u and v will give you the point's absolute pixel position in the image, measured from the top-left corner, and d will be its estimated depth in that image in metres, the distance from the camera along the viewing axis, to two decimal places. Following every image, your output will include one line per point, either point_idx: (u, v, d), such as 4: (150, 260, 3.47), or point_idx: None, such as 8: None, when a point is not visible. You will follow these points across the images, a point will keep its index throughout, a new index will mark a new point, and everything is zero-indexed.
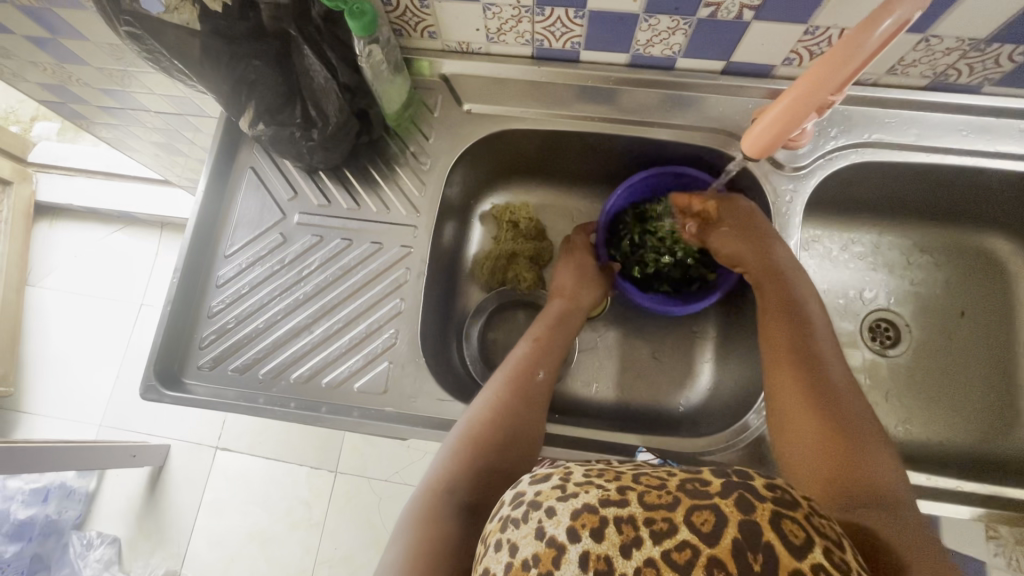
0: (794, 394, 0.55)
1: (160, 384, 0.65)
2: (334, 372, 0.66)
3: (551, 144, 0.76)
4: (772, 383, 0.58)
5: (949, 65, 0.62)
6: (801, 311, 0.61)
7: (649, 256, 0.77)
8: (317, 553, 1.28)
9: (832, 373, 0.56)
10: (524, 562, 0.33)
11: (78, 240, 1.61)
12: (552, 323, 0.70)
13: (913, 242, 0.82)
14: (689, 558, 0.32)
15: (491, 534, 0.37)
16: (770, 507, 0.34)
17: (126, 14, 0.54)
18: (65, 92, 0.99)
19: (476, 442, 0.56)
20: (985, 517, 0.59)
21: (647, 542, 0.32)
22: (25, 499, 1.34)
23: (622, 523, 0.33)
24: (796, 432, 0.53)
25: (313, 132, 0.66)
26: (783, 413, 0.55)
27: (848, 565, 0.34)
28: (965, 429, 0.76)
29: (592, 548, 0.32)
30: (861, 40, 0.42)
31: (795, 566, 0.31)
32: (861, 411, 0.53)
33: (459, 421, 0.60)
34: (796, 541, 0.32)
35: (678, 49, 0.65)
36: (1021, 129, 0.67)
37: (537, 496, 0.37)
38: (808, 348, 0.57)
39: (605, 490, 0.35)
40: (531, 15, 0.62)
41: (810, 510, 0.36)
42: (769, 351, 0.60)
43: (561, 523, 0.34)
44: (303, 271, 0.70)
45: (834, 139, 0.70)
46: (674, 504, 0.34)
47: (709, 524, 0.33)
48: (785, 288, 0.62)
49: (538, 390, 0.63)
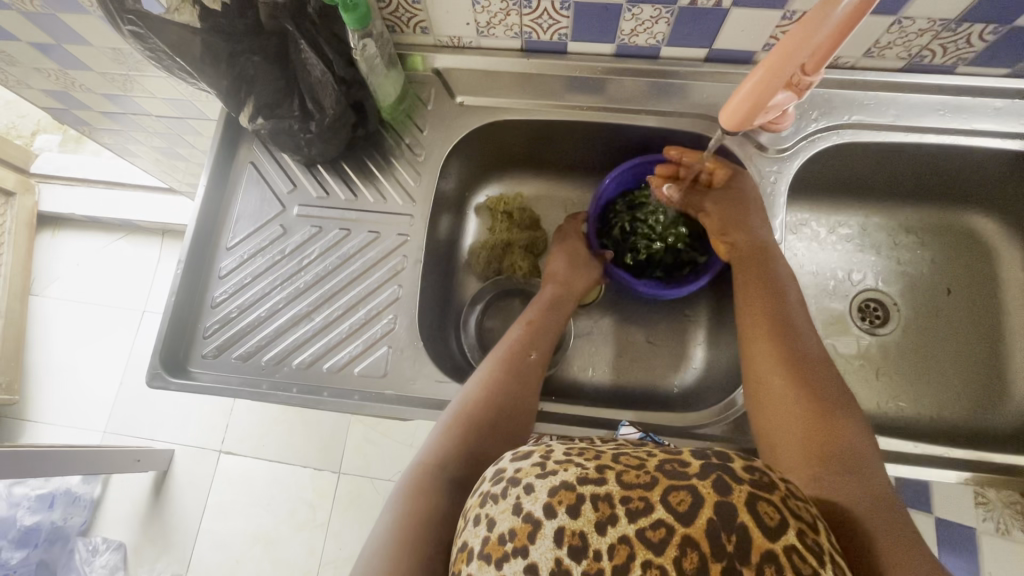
0: (773, 366, 0.56)
1: (166, 372, 0.66)
2: (335, 357, 0.68)
3: (543, 134, 0.79)
4: (748, 354, 0.59)
5: (923, 46, 0.65)
6: (778, 289, 0.63)
7: (642, 242, 0.78)
8: (323, 553, 1.29)
9: (807, 347, 0.58)
10: (501, 536, 0.35)
11: (81, 249, 1.63)
12: (544, 306, 0.72)
13: (899, 223, 0.84)
14: (664, 535, 0.33)
15: (472, 509, 0.40)
16: (747, 489, 0.36)
17: (130, 12, 0.56)
18: (69, 98, 1.02)
19: (471, 419, 0.58)
20: (973, 481, 0.61)
21: (622, 519, 0.34)
22: (31, 506, 1.35)
23: (599, 500, 0.35)
24: (773, 401, 0.55)
25: (310, 123, 0.68)
26: (761, 383, 0.57)
27: (821, 545, 0.35)
28: (955, 404, 0.77)
29: (568, 524, 0.34)
30: (825, 15, 0.44)
31: (768, 547, 0.33)
32: (835, 383, 0.55)
33: (454, 400, 0.62)
34: (771, 523, 0.34)
35: (662, 38, 0.68)
36: (997, 107, 0.70)
37: (516, 473, 0.39)
38: (784, 320, 0.60)
39: (584, 469, 0.37)
40: (518, 7, 0.64)
41: (787, 492, 0.38)
42: (748, 327, 0.61)
43: (539, 499, 0.36)
44: (303, 261, 0.72)
45: (816, 121, 0.72)
46: (651, 484, 0.36)
47: (685, 503, 0.34)
48: (761, 268, 0.65)
49: (533, 369, 0.65)
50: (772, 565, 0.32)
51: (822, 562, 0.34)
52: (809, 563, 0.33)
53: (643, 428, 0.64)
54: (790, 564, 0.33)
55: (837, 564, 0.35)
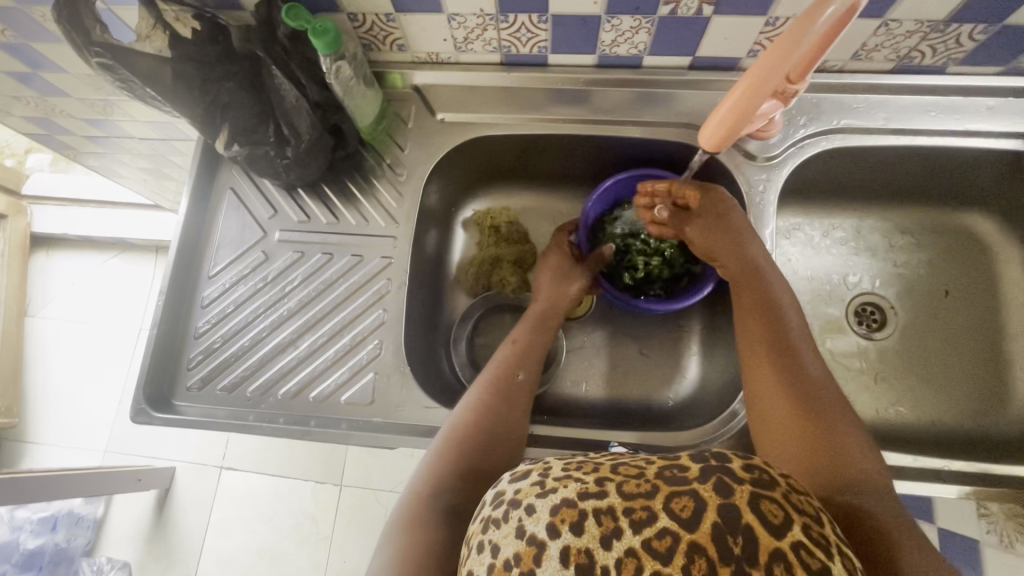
0: (775, 393, 0.54)
1: (150, 407, 0.65)
2: (320, 386, 0.67)
3: (528, 147, 0.77)
4: (750, 375, 0.57)
5: (912, 48, 0.63)
6: (780, 313, 0.60)
7: (639, 259, 0.77)
8: (326, 568, 1.29)
9: (811, 372, 0.55)
10: (506, 562, 0.33)
11: (75, 269, 1.62)
12: (530, 325, 0.70)
13: (893, 223, 0.82)
14: (670, 545, 0.32)
15: (474, 536, 0.37)
16: (748, 488, 0.34)
17: (97, 45, 0.56)
18: (51, 124, 1.01)
19: (458, 447, 0.56)
20: (974, 494, 0.60)
21: (627, 531, 0.32)
22: (33, 528, 1.36)
23: (601, 515, 0.33)
24: (771, 420, 0.53)
25: (286, 149, 0.67)
26: (763, 410, 0.54)
27: (827, 538, 0.34)
28: (956, 407, 0.76)
29: (572, 542, 0.33)
30: (804, 31, 0.43)
31: (774, 546, 0.31)
32: (841, 411, 0.52)
33: (442, 426, 0.61)
34: (776, 522, 0.32)
35: (644, 48, 0.66)
36: (990, 106, 0.68)
37: (516, 494, 0.37)
38: (786, 341, 0.57)
39: (584, 483, 0.35)
40: (495, 22, 0.63)
41: (789, 487, 0.36)
42: (750, 353, 0.58)
43: (541, 519, 0.34)
44: (286, 287, 0.71)
45: (804, 127, 0.70)
46: (653, 492, 0.34)
47: (688, 509, 0.33)
48: (759, 279, 0.63)
49: (521, 389, 0.64)
50: (781, 564, 0.31)
51: (830, 556, 0.32)
52: (817, 558, 0.32)
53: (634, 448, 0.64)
54: (798, 562, 0.31)
55: (845, 555, 0.34)
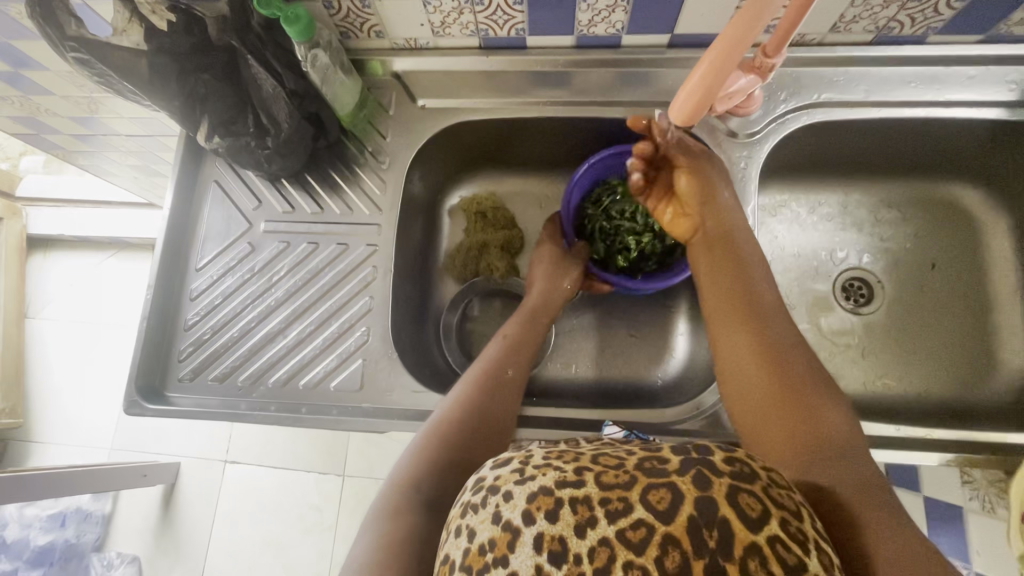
0: (744, 357, 0.53)
1: (143, 399, 0.66)
2: (310, 373, 0.67)
3: (511, 132, 0.77)
4: (723, 348, 0.56)
5: (890, 18, 0.62)
6: (750, 274, 0.59)
7: (630, 240, 0.76)
8: (332, 556, 1.31)
9: (778, 332, 0.54)
10: (481, 547, 0.34)
11: (72, 270, 1.63)
12: (519, 320, 0.71)
13: (879, 198, 0.83)
14: (644, 536, 0.32)
15: (454, 520, 0.38)
16: (728, 482, 0.34)
17: (70, 39, 0.56)
18: (38, 124, 1.01)
19: (446, 434, 0.57)
20: (957, 461, 0.61)
21: (602, 521, 0.32)
22: (42, 526, 1.41)
23: (578, 504, 0.33)
24: (743, 385, 0.52)
25: (266, 139, 0.67)
26: (737, 375, 0.53)
27: (806, 534, 0.34)
28: (943, 379, 0.76)
29: (546, 529, 0.33)
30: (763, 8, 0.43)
31: (751, 540, 0.31)
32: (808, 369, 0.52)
33: (431, 414, 0.62)
34: (752, 515, 0.32)
35: (621, 27, 0.66)
36: (971, 75, 0.67)
37: (496, 481, 0.37)
38: (754, 303, 0.56)
39: (562, 472, 0.35)
40: (471, 5, 0.63)
41: (769, 481, 0.36)
42: (715, 317, 0.57)
43: (517, 507, 0.34)
44: (272, 278, 0.72)
45: (785, 102, 0.70)
46: (630, 483, 0.34)
47: (665, 501, 0.33)
48: (730, 253, 0.60)
49: (510, 380, 0.65)
50: (757, 559, 0.31)
51: (808, 551, 0.33)
52: (793, 553, 0.32)
53: (627, 427, 0.64)
54: (773, 556, 0.31)
55: (823, 551, 0.34)
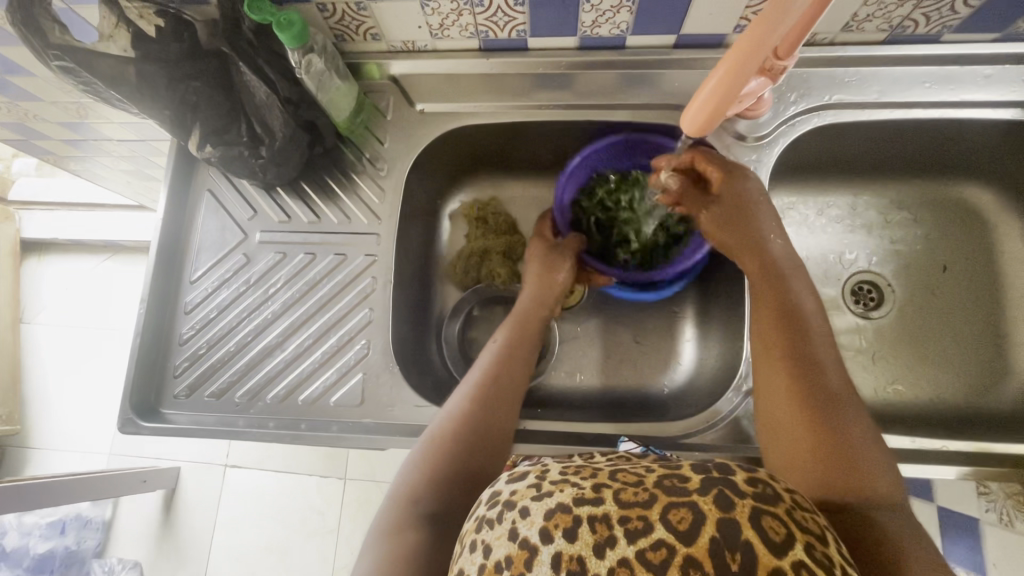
0: (784, 398, 0.52)
1: (138, 416, 0.65)
2: (309, 388, 0.66)
3: (512, 136, 0.75)
4: (763, 382, 0.55)
5: (904, 16, 0.60)
6: (800, 313, 0.56)
7: (629, 232, 0.77)
8: (334, 560, 1.30)
9: (829, 377, 0.51)
10: (497, 563, 0.32)
11: (67, 273, 1.60)
12: (513, 325, 0.69)
13: (890, 199, 0.81)
14: (665, 557, 0.30)
15: (467, 535, 0.36)
16: (750, 503, 0.32)
17: (54, 48, 0.53)
18: (26, 130, 0.98)
19: (441, 452, 0.55)
20: (972, 474, 0.59)
21: (621, 541, 0.31)
22: (42, 533, 1.39)
23: (596, 522, 0.31)
24: (783, 430, 0.51)
25: (261, 149, 0.65)
26: (776, 419, 0.52)
27: (832, 559, 0.32)
28: (955, 384, 0.75)
29: (564, 549, 0.31)
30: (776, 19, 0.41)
31: (776, 565, 0.29)
32: (857, 420, 0.49)
33: (427, 429, 0.60)
34: (776, 538, 0.30)
35: (626, 27, 0.64)
36: (987, 75, 0.65)
37: (512, 495, 0.35)
38: (802, 344, 0.54)
39: (580, 488, 0.33)
40: (470, 6, 0.60)
41: (793, 502, 0.34)
42: (761, 351, 0.56)
43: (535, 523, 0.32)
44: (269, 290, 0.70)
45: (795, 104, 0.68)
46: (650, 501, 0.32)
47: (686, 522, 0.31)
48: (774, 285, 0.58)
49: (508, 396, 0.62)
50: None
51: None
52: None
53: (645, 444, 0.63)
54: None
55: None
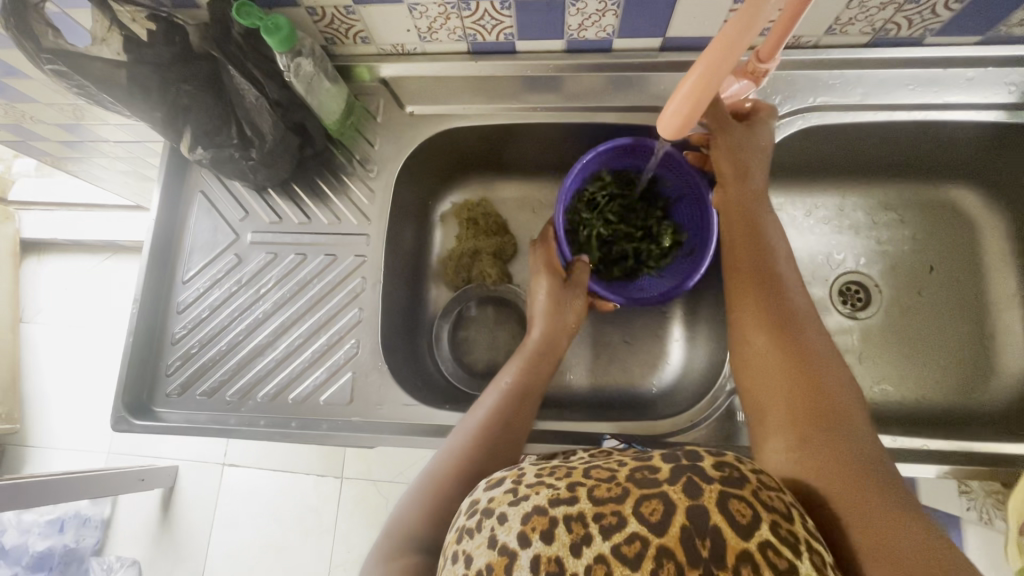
0: (759, 326, 0.53)
1: (130, 415, 0.66)
2: (300, 387, 0.67)
3: (502, 137, 0.76)
4: (735, 314, 0.55)
5: (886, 20, 0.61)
6: (772, 255, 0.57)
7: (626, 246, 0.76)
8: (330, 558, 1.31)
9: (795, 301, 0.54)
10: (477, 572, 0.32)
11: (66, 273, 1.61)
12: (522, 364, 0.65)
13: (877, 200, 0.81)
14: (639, 550, 0.30)
15: (449, 546, 0.36)
16: (717, 487, 0.33)
17: (46, 52, 0.54)
18: (25, 131, 0.99)
19: (442, 488, 0.52)
20: (952, 472, 0.60)
21: (596, 538, 0.31)
22: (41, 531, 1.40)
23: (572, 522, 0.32)
24: (754, 357, 0.52)
25: (251, 151, 0.66)
26: (748, 347, 0.53)
27: (796, 534, 0.32)
28: (942, 384, 0.76)
29: (543, 551, 0.31)
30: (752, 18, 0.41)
31: (742, 547, 0.30)
32: (821, 339, 0.51)
33: (423, 473, 0.55)
34: (742, 521, 0.31)
35: (612, 30, 0.64)
36: (970, 77, 0.66)
37: (490, 503, 0.36)
38: (774, 280, 0.55)
39: (556, 489, 0.34)
40: (457, 10, 0.61)
41: (759, 482, 0.35)
42: (733, 284, 0.57)
43: (512, 529, 0.33)
44: (260, 289, 0.71)
45: (780, 106, 0.69)
46: (622, 496, 0.33)
47: (658, 512, 0.32)
48: (749, 218, 0.59)
49: (514, 430, 0.59)
50: (749, 564, 0.29)
51: (799, 554, 0.31)
52: (784, 557, 0.30)
53: (627, 441, 0.63)
54: (764, 559, 0.30)
55: (815, 550, 0.32)
